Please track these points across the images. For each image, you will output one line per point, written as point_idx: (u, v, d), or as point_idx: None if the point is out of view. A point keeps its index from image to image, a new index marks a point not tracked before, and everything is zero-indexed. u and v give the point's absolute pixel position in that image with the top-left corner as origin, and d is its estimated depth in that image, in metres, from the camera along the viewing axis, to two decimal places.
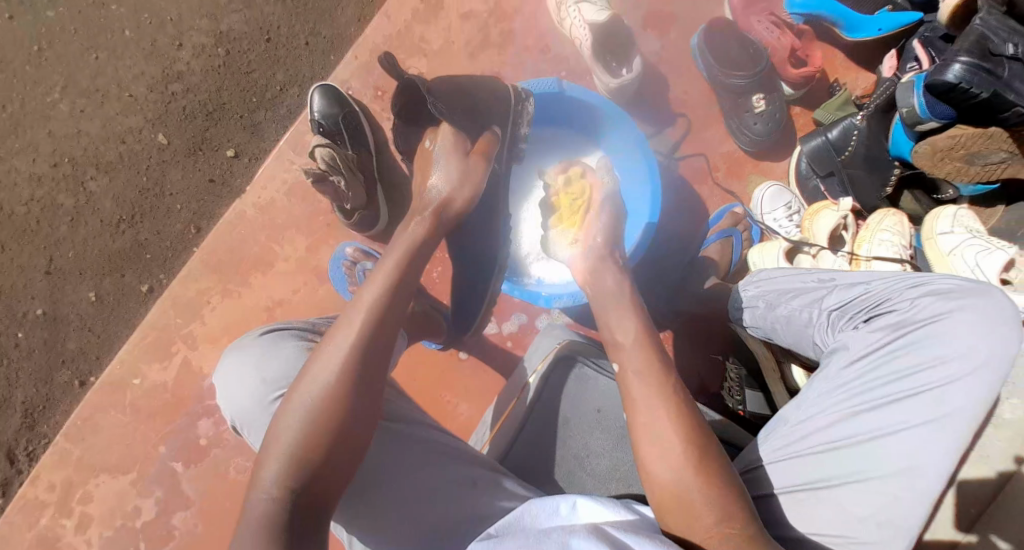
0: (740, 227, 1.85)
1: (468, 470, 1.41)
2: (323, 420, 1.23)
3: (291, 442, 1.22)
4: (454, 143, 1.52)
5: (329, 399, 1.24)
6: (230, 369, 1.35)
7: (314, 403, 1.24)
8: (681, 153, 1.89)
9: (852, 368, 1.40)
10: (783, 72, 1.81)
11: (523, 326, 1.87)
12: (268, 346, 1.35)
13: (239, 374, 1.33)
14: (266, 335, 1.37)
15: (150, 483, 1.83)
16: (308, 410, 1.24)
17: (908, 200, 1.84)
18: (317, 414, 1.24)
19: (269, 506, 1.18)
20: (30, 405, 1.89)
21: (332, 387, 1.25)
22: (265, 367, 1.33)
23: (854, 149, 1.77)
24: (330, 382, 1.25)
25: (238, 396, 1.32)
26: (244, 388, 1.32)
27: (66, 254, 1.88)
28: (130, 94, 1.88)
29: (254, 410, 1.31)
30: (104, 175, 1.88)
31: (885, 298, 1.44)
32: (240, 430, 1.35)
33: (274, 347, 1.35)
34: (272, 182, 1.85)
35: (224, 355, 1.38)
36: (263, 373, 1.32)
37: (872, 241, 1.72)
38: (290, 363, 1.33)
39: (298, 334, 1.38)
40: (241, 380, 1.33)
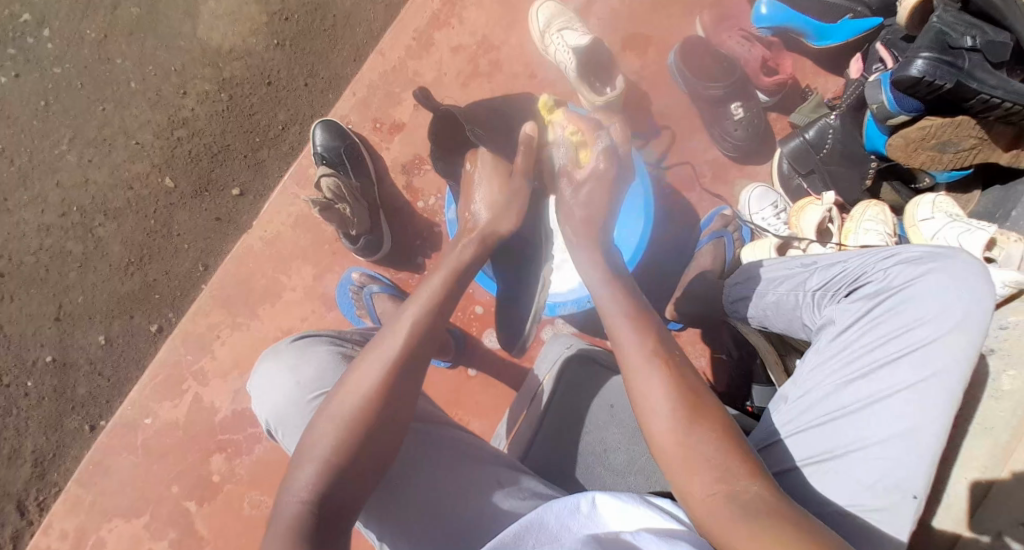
0: (730, 228, 1.90)
1: (490, 472, 1.38)
2: (352, 427, 1.22)
3: (327, 451, 1.21)
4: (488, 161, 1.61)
5: (365, 407, 1.23)
6: (265, 374, 1.36)
7: (346, 414, 1.23)
8: (668, 163, 1.97)
9: (840, 341, 1.40)
10: (758, 81, 1.92)
11: (530, 338, 1.89)
12: (300, 353, 1.37)
13: (273, 379, 1.35)
14: (301, 342, 1.39)
15: (164, 525, 1.84)
16: (344, 420, 1.22)
17: (888, 190, 1.92)
18: (352, 424, 1.22)
19: (300, 508, 1.17)
20: (40, 454, 1.89)
21: (369, 397, 1.24)
22: (301, 371, 1.34)
23: (832, 145, 1.86)
24: (369, 390, 1.24)
25: (273, 400, 1.33)
26: (278, 391, 1.33)
27: (76, 299, 1.91)
28: (137, 142, 1.95)
29: (289, 413, 1.31)
30: (112, 221, 1.93)
31: (862, 271, 1.44)
32: (274, 435, 1.36)
33: (310, 352, 1.36)
34: (279, 216, 1.90)
35: (260, 361, 1.39)
36: (298, 377, 1.33)
37: (858, 232, 1.79)
38: (324, 367, 1.34)
39: (331, 342, 1.41)
40: (275, 385, 1.34)
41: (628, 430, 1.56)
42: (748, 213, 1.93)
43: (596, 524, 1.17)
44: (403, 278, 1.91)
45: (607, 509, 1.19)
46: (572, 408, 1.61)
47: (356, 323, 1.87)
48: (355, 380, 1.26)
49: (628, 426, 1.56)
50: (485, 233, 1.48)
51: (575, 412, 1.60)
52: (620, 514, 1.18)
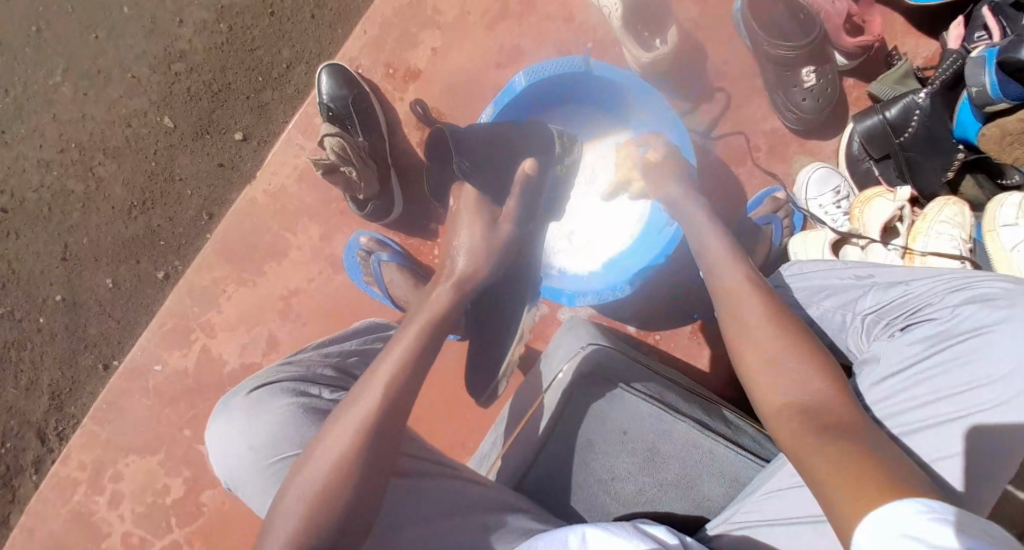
0: (781, 213, 1.68)
1: (478, 515, 1.38)
2: (332, 481, 1.16)
3: (304, 511, 1.14)
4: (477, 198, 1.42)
5: (340, 466, 1.17)
6: (220, 431, 1.34)
7: (317, 476, 1.17)
8: (720, 132, 1.70)
9: (885, 384, 1.24)
10: (838, 40, 1.60)
11: (543, 317, 1.79)
12: (254, 407, 1.33)
13: (227, 440, 1.33)
14: (255, 394, 1.35)
15: (179, 464, 1.90)
16: (318, 484, 1.16)
17: (969, 184, 1.64)
18: (331, 477, 1.17)
19: None
20: (57, 388, 1.92)
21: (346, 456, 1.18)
22: (252, 434, 1.31)
23: (916, 129, 1.57)
24: (346, 446, 1.19)
25: (227, 463, 1.32)
26: (232, 454, 1.32)
27: (81, 241, 1.85)
28: (133, 75, 1.79)
29: (243, 478, 1.30)
30: (112, 161, 1.82)
31: (923, 302, 1.27)
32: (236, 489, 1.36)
33: (261, 410, 1.32)
34: (283, 168, 1.76)
35: (216, 414, 1.38)
36: (250, 441, 1.31)
37: (928, 234, 1.54)
38: (274, 428, 1.30)
39: (287, 389, 1.35)
40: (228, 445, 1.32)
41: (639, 460, 1.47)
42: (804, 197, 1.69)
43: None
44: (413, 243, 1.78)
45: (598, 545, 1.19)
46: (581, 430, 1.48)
47: (364, 290, 1.77)
48: (336, 433, 1.20)
49: (639, 455, 1.48)
50: (460, 278, 1.37)
51: (584, 435, 1.48)
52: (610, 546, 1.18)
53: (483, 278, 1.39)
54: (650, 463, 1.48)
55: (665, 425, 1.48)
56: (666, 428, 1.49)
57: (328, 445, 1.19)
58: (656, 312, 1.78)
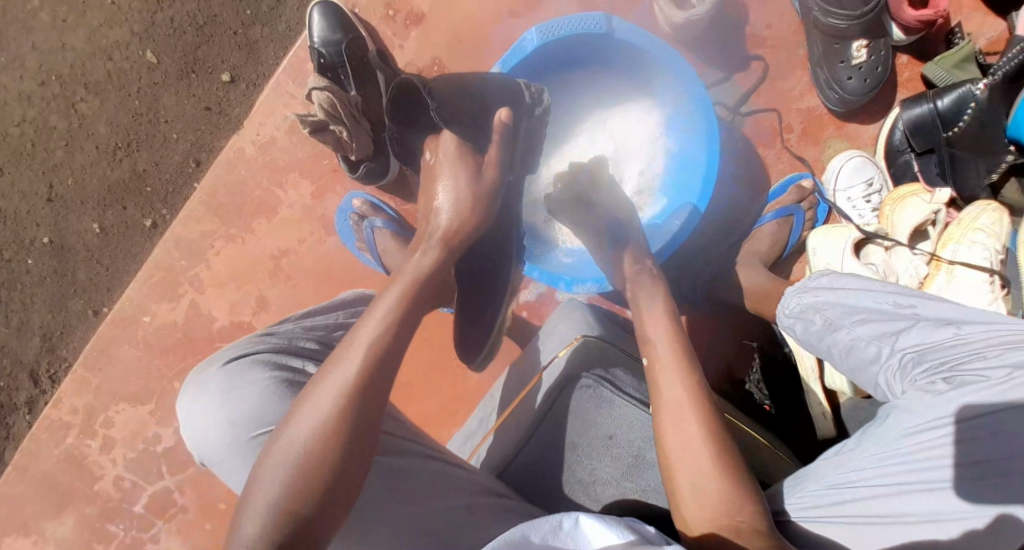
0: (806, 204, 1.49)
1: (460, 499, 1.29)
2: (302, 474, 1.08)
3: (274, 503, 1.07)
4: (461, 156, 1.23)
5: (321, 444, 1.09)
6: (193, 404, 1.22)
7: (296, 452, 1.09)
8: (749, 107, 1.51)
9: (920, 433, 1.15)
10: (897, 11, 1.37)
11: (542, 296, 1.67)
12: (233, 380, 1.22)
13: (202, 415, 1.21)
14: (234, 366, 1.24)
15: (169, 415, 1.87)
16: (293, 463, 1.09)
17: (1013, 189, 1.41)
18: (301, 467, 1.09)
19: None
20: (48, 331, 1.87)
21: (326, 437, 1.10)
22: (233, 409, 1.20)
23: (968, 125, 1.37)
24: (326, 422, 1.10)
25: (202, 442, 1.20)
26: (210, 431, 1.20)
27: (65, 181, 1.76)
28: (114, 3, 1.67)
29: (221, 456, 1.19)
30: (94, 97, 1.70)
31: (975, 347, 1.16)
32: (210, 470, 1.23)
33: (244, 382, 1.21)
34: (271, 118, 1.63)
35: (185, 387, 1.25)
36: (231, 416, 1.19)
37: (961, 241, 1.34)
38: (260, 404, 1.19)
39: (271, 365, 1.24)
40: (202, 421, 1.21)
41: (623, 466, 1.36)
42: (833, 187, 1.50)
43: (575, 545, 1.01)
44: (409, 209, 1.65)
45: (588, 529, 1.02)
46: (560, 431, 1.38)
47: (356, 255, 1.67)
48: (312, 409, 1.12)
49: (624, 461, 1.37)
50: (447, 237, 1.21)
51: (562, 435, 1.38)
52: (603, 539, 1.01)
53: (473, 232, 1.22)
54: (635, 468, 1.37)
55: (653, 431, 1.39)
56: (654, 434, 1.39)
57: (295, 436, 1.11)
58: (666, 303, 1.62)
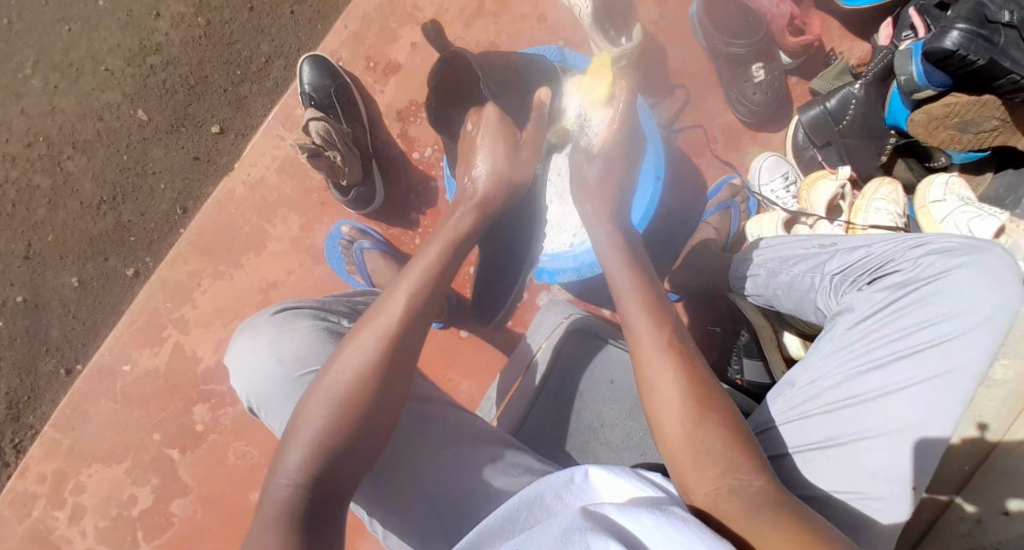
0: (739, 198, 1.85)
1: (482, 449, 1.43)
2: (348, 407, 1.26)
3: (319, 432, 1.24)
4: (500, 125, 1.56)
5: (358, 386, 1.27)
6: (244, 347, 1.41)
7: (339, 393, 1.27)
8: (680, 124, 1.89)
9: (857, 329, 1.43)
10: (782, 40, 1.80)
11: (524, 302, 1.85)
12: (281, 325, 1.41)
13: (252, 354, 1.40)
14: (281, 315, 1.43)
15: (147, 472, 1.81)
16: (337, 399, 1.26)
17: (902, 168, 1.88)
18: (346, 399, 1.26)
19: (289, 492, 1.20)
20: (14, 396, 1.83)
21: (364, 379, 1.28)
22: (282, 347, 1.39)
23: (853, 118, 1.80)
24: (366, 369, 1.28)
25: (252, 377, 1.38)
26: (260, 368, 1.38)
27: (45, 238, 1.82)
28: (106, 68, 1.81)
29: (269, 389, 1.37)
30: (81, 155, 1.81)
31: (886, 259, 1.47)
32: (257, 411, 1.41)
33: (290, 327, 1.41)
34: (262, 159, 1.80)
35: (237, 335, 1.44)
36: (280, 354, 1.38)
37: (868, 210, 1.75)
38: (305, 343, 1.39)
39: (311, 313, 1.44)
40: (253, 359, 1.39)
41: (627, 405, 1.58)
42: (757, 183, 1.86)
43: (587, 496, 1.17)
44: (394, 234, 1.82)
45: (598, 481, 1.18)
46: (567, 385, 1.63)
47: (346, 279, 1.79)
48: (348, 359, 1.29)
49: (626, 402, 1.59)
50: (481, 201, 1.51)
51: (570, 387, 1.62)
52: (611, 486, 1.17)
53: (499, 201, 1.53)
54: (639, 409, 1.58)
55: None
56: None
57: (338, 378, 1.28)
58: None
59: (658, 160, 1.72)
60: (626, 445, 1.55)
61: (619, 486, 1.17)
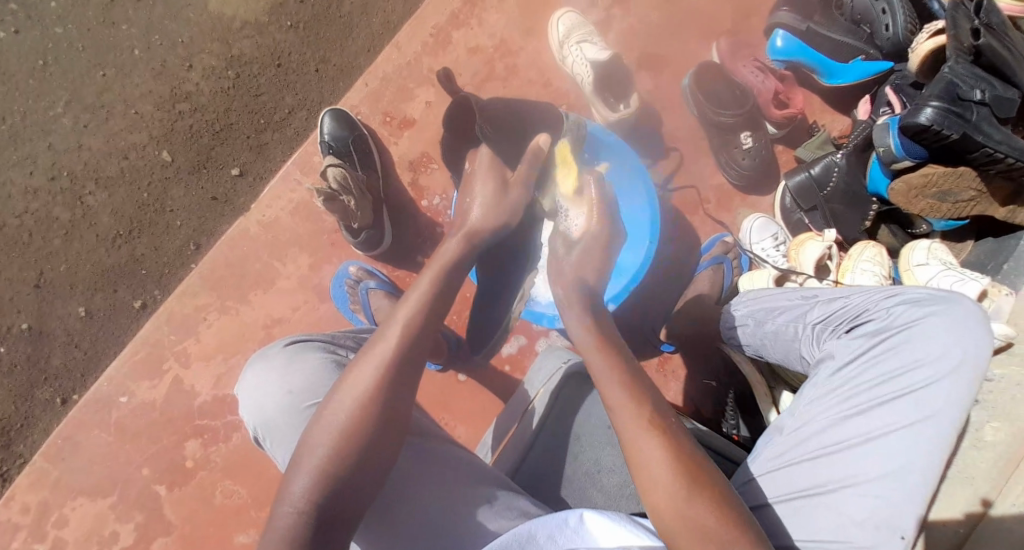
0: (730, 255, 1.93)
1: (479, 488, 1.40)
2: (351, 436, 1.26)
3: (324, 461, 1.24)
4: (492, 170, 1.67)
5: (358, 413, 1.27)
6: (253, 378, 1.41)
7: (340, 422, 1.26)
8: (674, 186, 2.02)
9: (838, 375, 1.47)
10: (767, 112, 1.95)
11: (522, 347, 1.89)
12: (292, 356, 1.42)
13: (264, 383, 1.40)
14: (293, 347, 1.44)
15: (132, 507, 1.78)
16: (337, 433, 1.26)
17: (885, 233, 1.98)
18: (349, 430, 1.26)
19: (295, 519, 1.20)
20: (7, 423, 1.83)
21: (361, 408, 1.27)
22: (291, 378, 1.39)
23: (835, 184, 1.91)
24: (361, 398, 1.28)
25: (262, 406, 1.38)
26: (268, 399, 1.38)
27: (57, 268, 1.87)
28: (136, 111, 1.91)
29: (276, 420, 1.36)
30: (103, 191, 1.89)
31: (864, 308, 1.51)
32: (262, 443, 1.41)
33: (301, 360, 1.41)
34: (278, 202, 1.87)
35: (250, 365, 1.45)
36: (289, 385, 1.38)
37: (855, 271, 1.83)
38: (315, 376, 1.39)
39: (321, 347, 1.45)
40: (265, 389, 1.39)
41: (624, 451, 1.57)
42: (748, 242, 1.97)
43: (583, 540, 1.18)
44: (398, 275, 1.88)
45: (595, 527, 1.19)
46: (564, 425, 1.60)
47: (350, 317, 1.82)
48: (351, 388, 1.29)
49: (622, 448, 1.58)
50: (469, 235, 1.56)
51: (568, 428, 1.60)
52: (609, 533, 1.18)
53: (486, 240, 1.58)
54: None
55: None
56: None
57: (339, 407, 1.28)
58: None
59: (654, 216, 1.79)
60: (620, 497, 1.54)
61: (613, 531, 1.18)
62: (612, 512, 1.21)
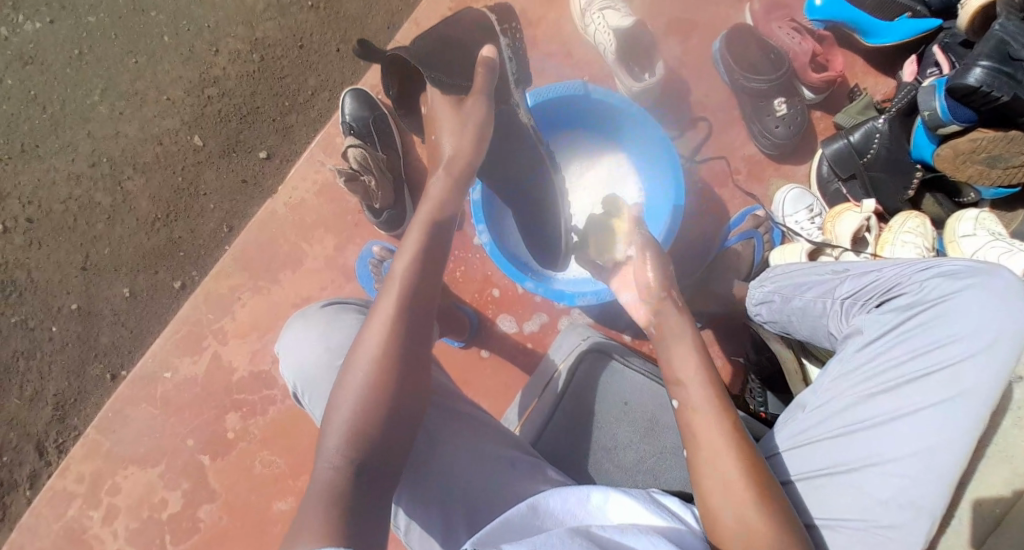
0: (762, 230, 1.88)
1: (489, 449, 1.36)
2: (373, 395, 1.21)
3: (349, 423, 1.20)
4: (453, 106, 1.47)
5: (377, 378, 1.22)
6: (297, 337, 1.43)
7: (363, 383, 1.22)
8: (703, 156, 1.95)
9: (866, 352, 1.39)
10: (804, 76, 1.84)
11: (545, 325, 1.89)
12: (333, 315, 1.45)
13: (306, 339, 1.42)
14: (331, 308, 1.47)
15: (178, 476, 1.88)
16: (359, 393, 1.22)
17: (930, 202, 1.86)
18: (369, 389, 1.22)
19: (333, 476, 1.17)
20: (62, 398, 1.96)
21: (378, 367, 1.22)
22: (331, 336, 1.41)
23: (877, 151, 1.80)
24: (377, 358, 1.23)
25: (303, 361, 1.40)
26: (306, 356, 1.40)
27: (102, 251, 1.96)
28: (168, 97, 1.97)
29: (317, 375, 1.38)
30: (140, 176, 1.97)
31: (895, 282, 1.43)
32: (301, 399, 1.42)
33: (340, 318, 1.44)
34: (303, 183, 1.90)
35: (290, 324, 1.47)
36: (328, 342, 1.40)
37: (895, 243, 1.74)
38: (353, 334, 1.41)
39: (360, 310, 1.48)
40: (307, 344, 1.41)
41: (641, 429, 1.52)
42: (781, 214, 1.90)
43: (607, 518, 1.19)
44: None
45: (620, 506, 1.20)
46: (582, 404, 1.56)
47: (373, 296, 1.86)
48: (362, 354, 1.24)
49: (640, 424, 1.53)
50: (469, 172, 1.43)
51: (587, 405, 1.56)
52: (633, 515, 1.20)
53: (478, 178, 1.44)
54: (652, 431, 1.52)
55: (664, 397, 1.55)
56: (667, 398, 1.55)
57: (357, 370, 1.23)
58: None
59: (678, 180, 1.73)
60: (637, 473, 1.48)
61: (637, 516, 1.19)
62: (633, 492, 1.23)
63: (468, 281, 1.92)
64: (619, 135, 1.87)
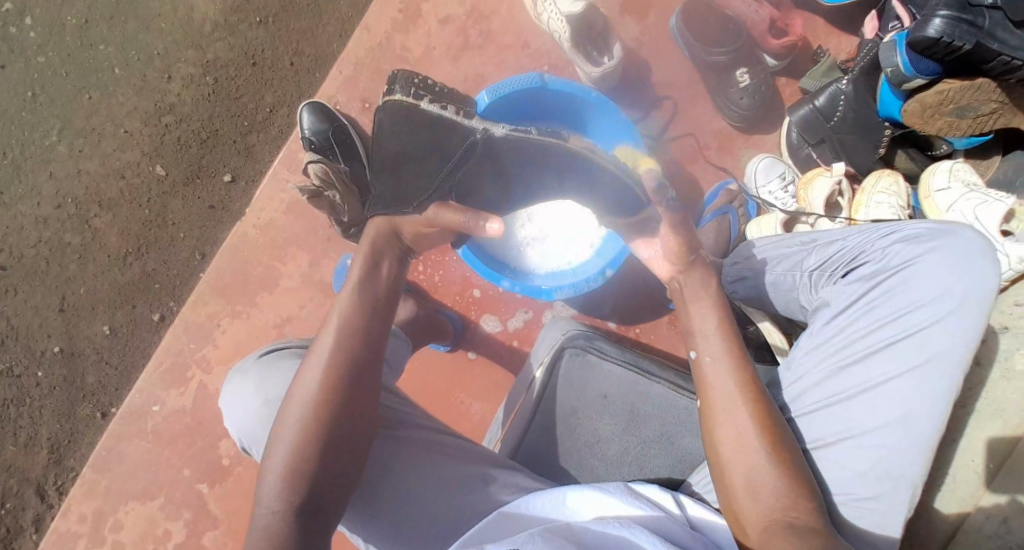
0: (735, 203, 1.86)
1: (457, 466, 1.36)
2: (308, 433, 1.27)
3: (285, 462, 1.26)
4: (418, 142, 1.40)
5: (312, 415, 1.27)
6: (234, 393, 1.44)
7: (298, 424, 1.27)
8: (671, 135, 1.93)
9: (835, 324, 1.38)
10: (765, 43, 1.80)
11: (529, 321, 1.88)
12: (268, 365, 1.44)
13: (244, 395, 1.42)
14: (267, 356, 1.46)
15: (179, 507, 1.88)
16: (297, 431, 1.27)
17: (902, 158, 1.84)
18: (301, 429, 1.27)
19: (271, 519, 1.24)
20: (56, 440, 1.96)
21: (313, 407, 1.28)
22: (267, 387, 1.41)
23: (843, 113, 1.77)
24: (312, 398, 1.28)
25: (243, 417, 1.41)
26: (247, 411, 1.41)
27: (77, 291, 1.95)
28: (126, 130, 1.94)
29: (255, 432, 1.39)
30: (107, 213, 1.95)
31: (859, 250, 1.41)
32: (250, 450, 1.44)
33: (275, 367, 1.43)
34: (271, 203, 1.89)
35: (229, 380, 1.47)
36: (264, 394, 1.40)
37: (869, 205, 1.71)
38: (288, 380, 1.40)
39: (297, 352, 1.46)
40: (245, 399, 1.41)
41: (622, 420, 1.51)
42: (755, 186, 1.88)
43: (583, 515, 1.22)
44: None
45: (597, 502, 1.23)
46: (560, 400, 1.54)
47: None
48: (297, 394, 1.30)
49: (622, 415, 1.52)
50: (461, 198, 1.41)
51: (565, 402, 1.54)
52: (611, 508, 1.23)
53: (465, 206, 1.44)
54: (633, 421, 1.52)
55: (640, 385, 1.54)
56: (642, 386, 1.54)
57: (292, 408, 1.29)
58: (631, 307, 1.87)
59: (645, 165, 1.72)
60: (621, 466, 1.49)
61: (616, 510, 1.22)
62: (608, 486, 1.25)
63: (448, 285, 1.91)
64: (581, 123, 1.84)
